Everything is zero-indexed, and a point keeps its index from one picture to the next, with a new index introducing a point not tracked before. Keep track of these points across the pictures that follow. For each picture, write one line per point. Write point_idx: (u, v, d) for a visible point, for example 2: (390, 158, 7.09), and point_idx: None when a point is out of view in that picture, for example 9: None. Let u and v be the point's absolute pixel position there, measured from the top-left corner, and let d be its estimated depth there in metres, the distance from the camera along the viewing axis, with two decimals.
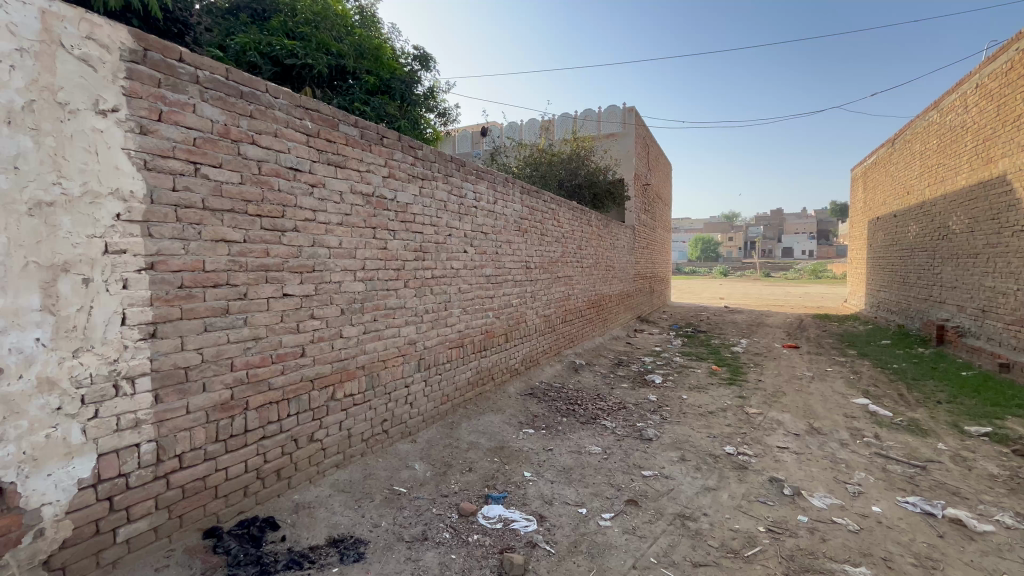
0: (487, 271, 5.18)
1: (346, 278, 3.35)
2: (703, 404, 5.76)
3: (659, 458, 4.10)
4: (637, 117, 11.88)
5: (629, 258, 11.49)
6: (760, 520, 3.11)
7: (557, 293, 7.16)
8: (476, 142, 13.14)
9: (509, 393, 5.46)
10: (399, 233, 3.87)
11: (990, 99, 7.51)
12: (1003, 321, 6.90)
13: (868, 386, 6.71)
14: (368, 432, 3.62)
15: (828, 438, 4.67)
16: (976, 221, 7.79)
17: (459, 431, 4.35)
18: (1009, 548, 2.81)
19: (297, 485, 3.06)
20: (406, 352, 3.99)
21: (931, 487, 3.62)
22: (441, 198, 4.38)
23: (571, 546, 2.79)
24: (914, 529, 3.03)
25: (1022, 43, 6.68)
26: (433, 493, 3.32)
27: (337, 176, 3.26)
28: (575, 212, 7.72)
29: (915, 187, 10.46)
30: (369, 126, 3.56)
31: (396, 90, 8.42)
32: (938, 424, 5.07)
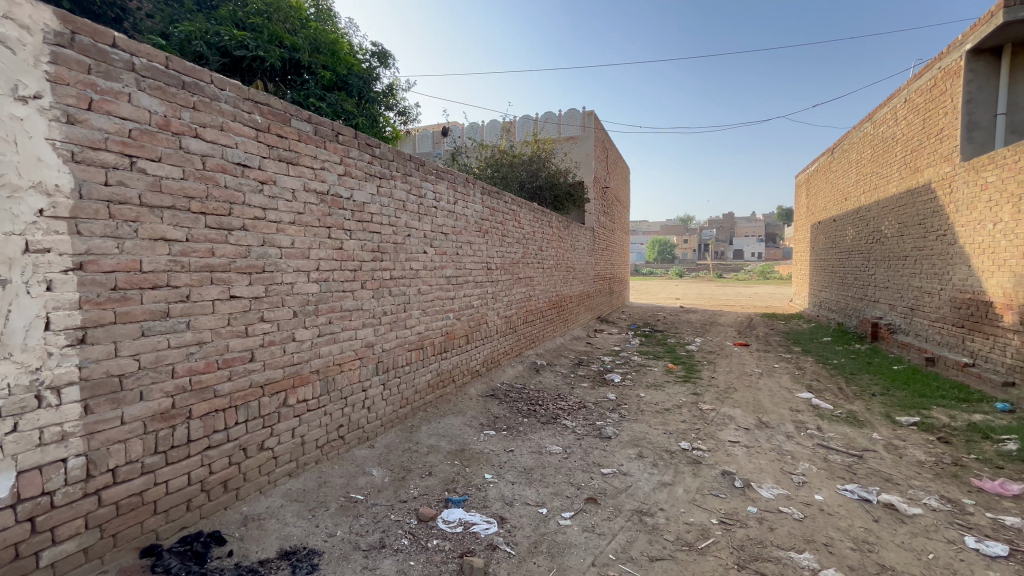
0: (447, 271, 5.12)
1: (299, 279, 3.23)
2: (659, 402, 5.91)
3: (617, 456, 4.17)
4: (597, 121, 12.11)
5: (589, 259, 11.66)
6: (712, 513, 3.22)
7: (518, 294, 7.17)
8: (437, 142, 13.04)
9: (471, 395, 5.42)
10: (356, 232, 3.76)
11: (916, 113, 8.15)
12: (929, 318, 7.46)
13: (811, 380, 7.10)
14: (323, 438, 3.49)
15: (776, 432, 4.90)
16: (905, 226, 8.39)
17: (418, 434, 4.28)
18: (934, 529, 3.04)
19: (246, 496, 2.91)
20: (363, 355, 3.88)
21: (867, 474, 3.86)
22: (400, 198, 4.30)
23: (531, 546, 2.79)
24: (853, 515, 3.21)
25: (944, 62, 7.31)
26: (391, 498, 3.25)
27: (289, 173, 3.14)
28: (536, 213, 7.76)
29: (852, 194, 11.17)
30: (323, 122, 3.44)
31: (352, 86, 8.24)
32: (874, 415, 5.42)
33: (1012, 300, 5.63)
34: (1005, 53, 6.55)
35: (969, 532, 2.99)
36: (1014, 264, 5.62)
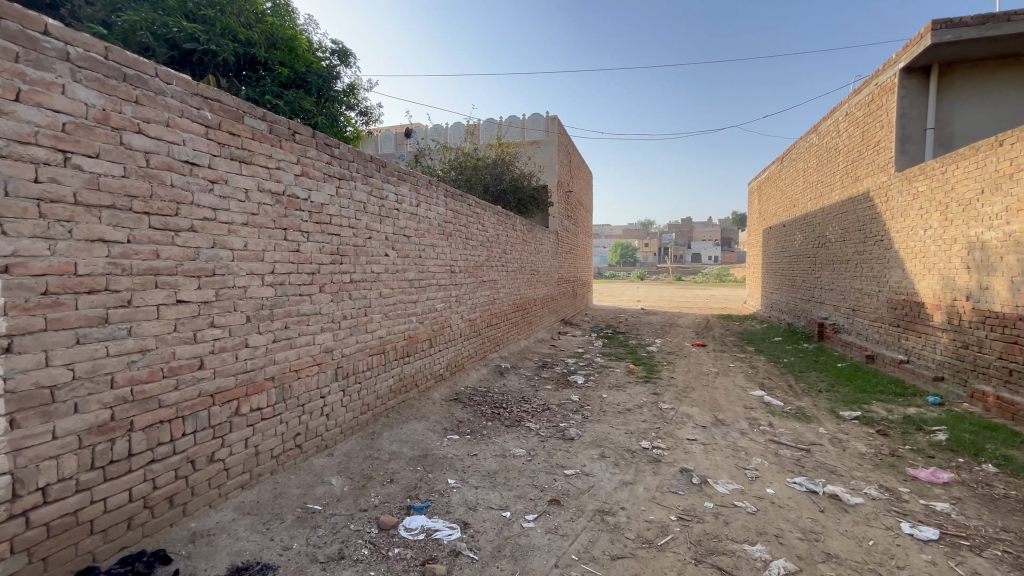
0: (410, 275, 5.05)
1: (253, 283, 3.11)
2: (621, 402, 6.03)
3: (580, 457, 4.21)
4: (560, 126, 12.25)
5: (553, 263, 11.76)
6: (671, 510, 3.30)
7: (482, 297, 7.16)
8: (400, 143, 12.89)
9: (434, 400, 5.36)
10: (314, 234, 3.66)
11: (856, 125, 8.69)
12: (869, 319, 7.94)
13: (764, 378, 7.43)
14: (279, 448, 3.36)
15: (731, 429, 5.08)
16: (847, 232, 8.92)
17: (380, 441, 4.19)
18: (874, 517, 3.23)
19: (194, 511, 2.76)
20: (322, 361, 3.77)
21: (814, 467, 4.07)
22: (360, 199, 4.21)
23: (494, 551, 2.78)
24: (801, 506, 3.37)
25: (880, 79, 7.84)
26: (351, 508, 3.16)
27: (242, 172, 3.01)
28: (499, 216, 7.77)
29: (800, 201, 11.78)
30: (279, 120, 3.33)
31: (311, 84, 8.05)
32: (821, 410, 5.72)
33: (941, 300, 6.07)
34: (932, 72, 7.09)
35: (905, 518, 3.20)
36: (942, 267, 6.07)
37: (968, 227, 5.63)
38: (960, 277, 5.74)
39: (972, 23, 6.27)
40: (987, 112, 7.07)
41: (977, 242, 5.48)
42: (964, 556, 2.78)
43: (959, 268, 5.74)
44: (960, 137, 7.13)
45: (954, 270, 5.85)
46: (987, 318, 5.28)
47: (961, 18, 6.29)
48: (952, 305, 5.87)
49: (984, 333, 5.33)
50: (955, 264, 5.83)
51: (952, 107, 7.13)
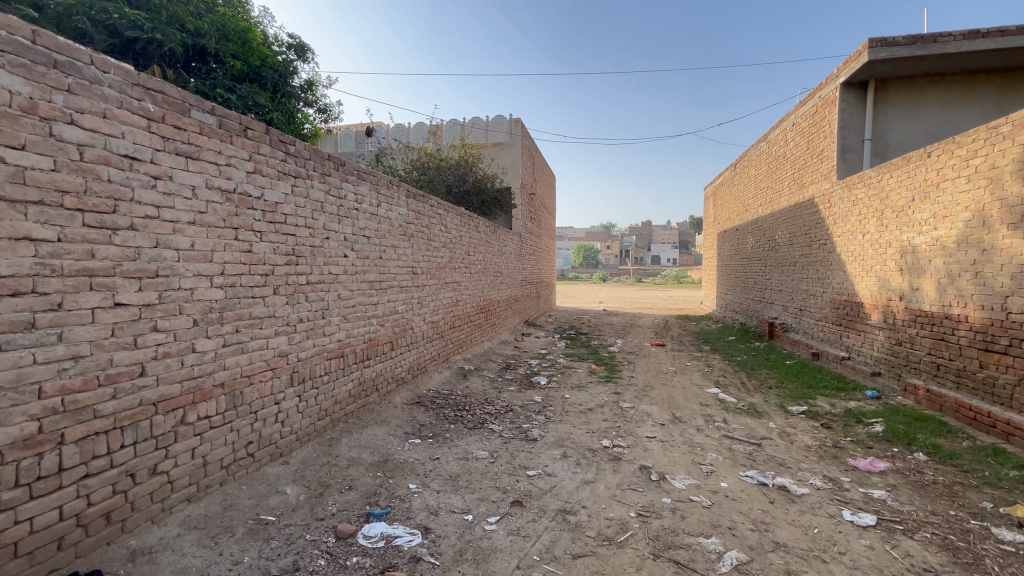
0: (370, 276, 4.94)
1: (200, 284, 2.95)
2: (583, 402, 6.11)
3: (542, 457, 4.24)
4: (523, 128, 12.31)
5: (517, 265, 11.81)
6: (631, 506, 3.37)
7: (445, 299, 7.10)
8: (361, 141, 12.64)
9: (395, 403, 5.26)
10: (267, 234, 3.51)
11: (802, 135, 9.18)
12: (815, 318, 8.38)
13: (718, 376, 7.73)
14: (229, 457, 3.21)
15: (688, 425, 5.25)
16: (794, 236, 9.41)
17: (338, 448, 4.07)
18: (819, 506, 3.41)
19: (135, 528, 2.59)
20: (276, 366, 3.63)
21: (764, 460, 4.26)
22: (317, 198, 4.08)
23: (456, 555, 2.75)
24: (752, 499, 3.52)
25: (823, 92, 8.33)
26: (306, 517, 3.05)
27: (188, 168, 2.86)
28: (462, 218, 7.73)
29: (751, 206, 12.35)
30: (229, 114, 3.19)
31: (266, 79, 7.82)
32: (771, 406, 6.00)
33: (877, 301, 6.48)
34: (869, 87, 7.58)
35: (846, 506, 3.39)
36: (878, 270, 6.49)
37: (901, 232, 6.04)
38: (894, 279, 6.16)
39: (904, 42, 6.74)
40: (920, 126, 7.56)
41: (908, 246, 5.89)
42: (898, 539, 2.97)
43: (893, 271, 6.16)
44: (895, 149, 7.62)
45: (889, 272, 6.25)
46: (918, 317, 5.67)
47: (894, 37, 6.76)
48: (888, 305, 6.28)
49: (915, 331, 5.72)
50: (890, 267, 6.24)
51: (887, 121, 7.63)
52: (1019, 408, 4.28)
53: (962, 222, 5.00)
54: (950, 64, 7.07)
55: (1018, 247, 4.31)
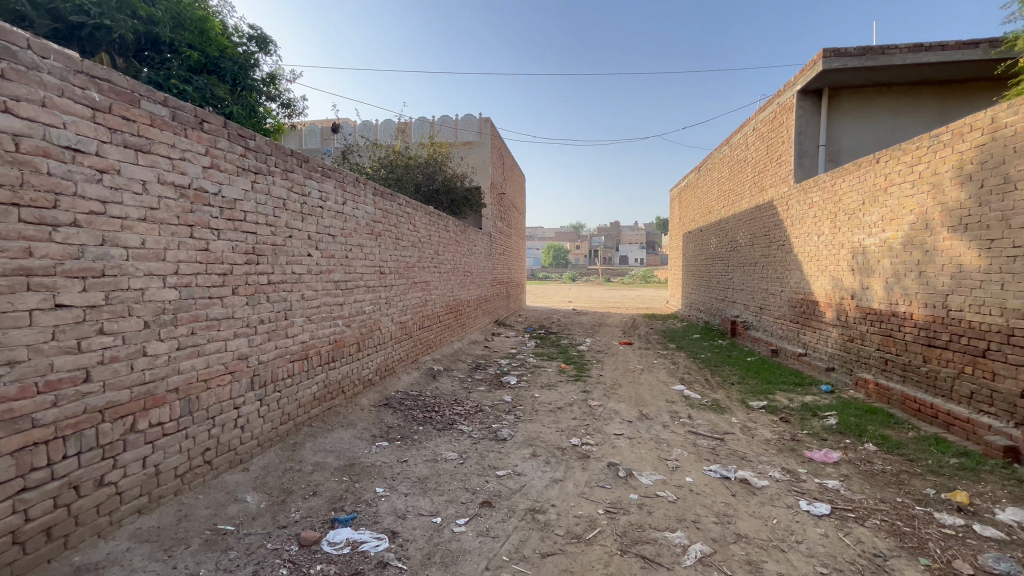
0: (335, 276, 4.82)
1: (151, 284, 2.80)
2: (553, 401, 6.15)
3: (511, 457, 4.24)
4: (493, 127, 12.29)
5: (486, 264, 11.78)
6: (599, 504, 3.40)
7: (414, 299, 7.01)
8: (326, 138, 12.36)
9: (362, 406, 5.15)
10: (225, 232, 3.37)
11: (761, 140, 9.55)
12: (774, 316, 8.72)
13: (683, 373, 7.93)
14: (184, 466, 3.06)
15: (654, 422, 5.36)
16: (754, 237, 9.75)
17: (302, 452, 3.94)
18: (777, 497, 3.54)
19: (79, 543, 2.43)
20: (235, 369, 3.49)
21: (727, 454, 4.39)
22: (279, 195, 3.95)
23: (424, 558, 2.71)
24: (716, 492, 3.62)
25: (781, 98, 8.70)
26: (267, 526, 2.95)
27: (137, 161, 2.71)
28: (431, 217, 7.65)
29: (714, 208, 12.74)
30: (183, 106, 3.05)
31: (225, 71, 7.57)
32: (733, 401, 6.20)
33: (831, 299, 6.79)
34: (824, 95, 7.94)
35: (803, 497, 3.53)
36: (832, 270, 6.79)
37: (852, 233, 6.35)
38: (846, 278, 6.46)
39: (855, 53, 7.08)
40: (870, 133, 7.95)
41: (859, 247, 6.19)
42: (850, 526, 3.11)
43: (846, 271, 6.46)
44: (847, 154, 8.00)
45: (842, 272, 6.56)
46: (868, 314, 5.97)
47: (846, 48, 7.10)
48: (840, 303, 6.58)
49: (865, 328, 6.02)
50: (843, 267, 6.54)
51: (840, 127, 8.00)
52: (958, 398, 4.56)
53: (907, 224, 5.29)
54: (897, 75, 7.47)
55: (957, 248, 4.59)
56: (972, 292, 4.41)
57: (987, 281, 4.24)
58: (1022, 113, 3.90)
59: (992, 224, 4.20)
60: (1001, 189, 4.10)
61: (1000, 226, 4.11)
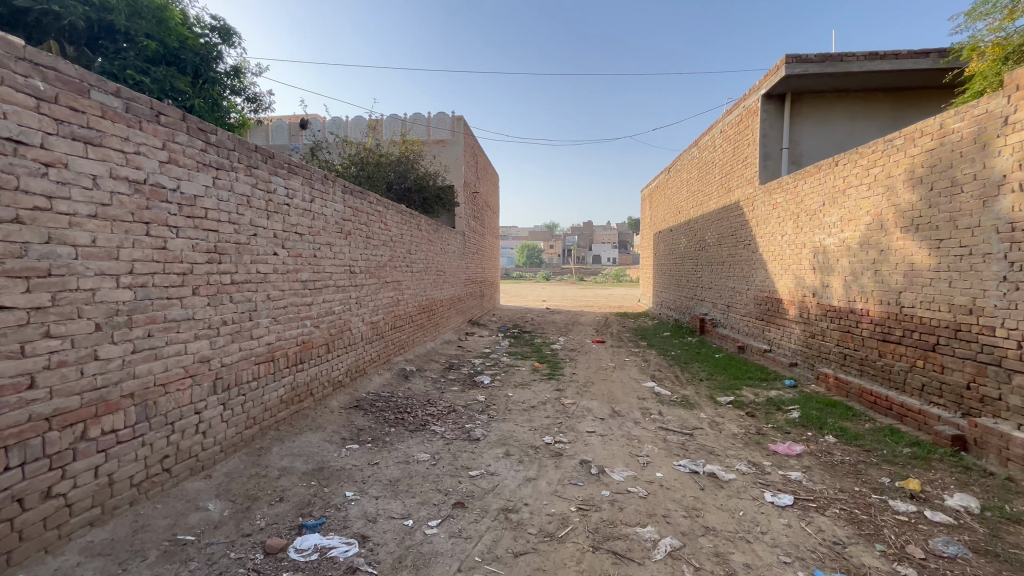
0: (303, 276, 4.70)
1: (103, 285, 2.66)
2: (526, 400, 6.16)
3: (484, 457, 4.22)
4: (466, 126, 12.22)
5: (460, 263, 11.71)
6: (571, 501, 3.42)
7: (386, 299, 6.90)
8: (294, 134, 12.05)
9: (332, 408, 5.04)
10: (185, 229, 3.24)
11: (728, 142, 9.81)
12: (740, 314, 8.96)
13: (654, 370, 8.07)
14: (141, 475, 2.92)
15: (626, 419, 5.43)
16: (722, 236, 10.01)
17: (268, 457, 3.82)
18: (743, 489, 3.64)
19: (24, 560, 2.29)
20: (196, 373, 3.35)
21: (695, 449, 4.49)
22: (243, 192, 3.82)
23: (395, 562, 2.66)
24: (685, 486, 3.69)
25: (746, 102, 8.95)
26: (231, 535, 2.84)
27: (87, 155, 2.57)
28: (403, 216, 7.55)
29: (683, 209, 13.00)
30: (138, 98, 2.91)
31: (186, 63, 7.30)
32: (702, 397, 6.35)
33: (794, 297, 7.02)
34: (787, 100, 8.21)
35: (767, 488, 3.64)
36: (795, 268, 7.04)
37: (813, 233, 6.59)
38: (808, 277, 6.70)
39: (816, 59, 7.34)
40: (830, 136, 8.27)
41: (820, 246, 6.42)
42: (811, 516, 3.23)
43: (808, 269, 6.70)
44: (808, 156, 8.30)
45: (804, 271, 6.80)
46: (828, 311, 6.21)
47: (807, 55, 7.36)
48: (803, 301, 6.82)
49: (826, 324, 6.26)
50: (805, 266, 6.78)
51: (802, 131, 8.29)
52: (910, 390, 4.79)
53: (864, 225, 5.51)
54: (854, 81, 7.78)
55: (908, 248, 4.82)
56: (922, 290, 4.64)
57: (937, 279, 4.46)
58: (968, 119, 4.12)
59: (941, 225, 4.42)
60: (949, 191, 4.32)
61: (947, 227, 4.33)
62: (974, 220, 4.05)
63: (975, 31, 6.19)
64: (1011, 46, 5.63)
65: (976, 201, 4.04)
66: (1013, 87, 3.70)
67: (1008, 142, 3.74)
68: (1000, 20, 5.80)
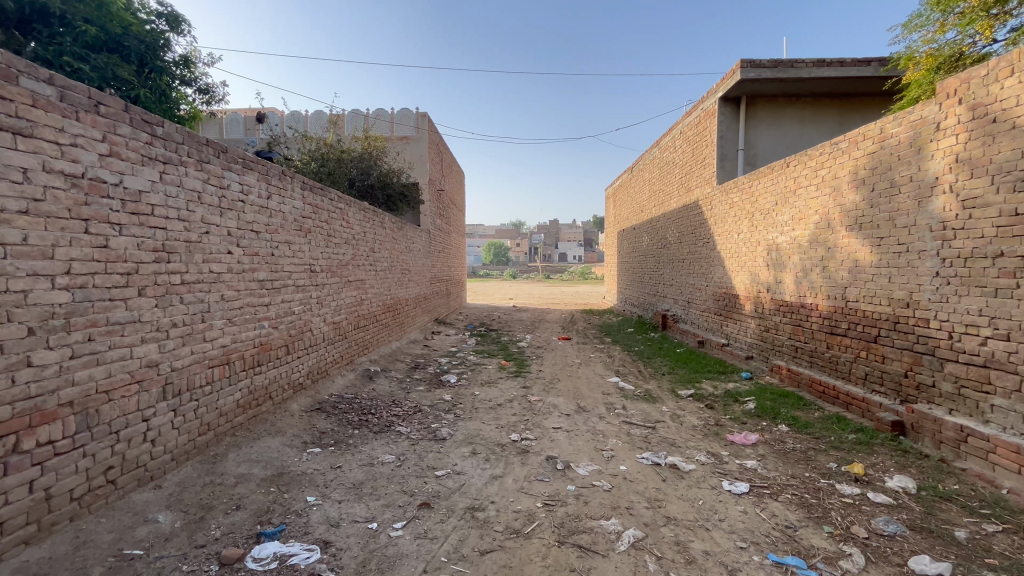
0: (260, 275, 4.53)
1: (36, 286, 2.49)
2: (493, 398, 6.16)
3: (451, 456, 4.19)
4: (430, 123, 12.07)
5: (425, 262, 11.58)
6: (537, 497, 3.45)
7: (348, 298, 6.74)
8: (250, 128, 11.60)
9: (292, 411, 4.89)
10: (129, 227, 3.06)
11: (688, 143, 10.09)
12: (700, 309, 9.25)
13: (619, 366, 8.24)
14: (82, 488, 2.74)
15: (591, 414, 5.52)
16: (682, 235, 10.31)
17: (224, 465, 3.67)
18: (703, 479, 3.77)
19: None
20: (144, 378, 3.18)
21: (658, 442, 4.61)
22: (193, 188, 3.64)
23: (359, 566, 2.61)
24: (647, 478, 3.79)
25: (704, 104, 9.24)
26: (183, 546, 2.71)
27: (16, 146, 2.39)
28: (366, 213, 7.40)
29: (646, 208, 13.29)
30: (75, 87, 2.73)
31: (130, 50, 6.89)
32: (664, 390, 6.53)
33: (750, 293, 7.31)
34: (742, 103, 8.52)
35: (725, 477, 3.78)
36: (750, 265, 7.32)
37: (767, 232, 6.88)
38: (762, 274, 6.99)
39: (768, 64, 7.66)
40: (782, 138, 8.64)
41: (773, 244, 6.70)
42: (766, 502, 3.37)
43: (762, 266, 6.98)
44: (761, 158, 8.65)
45: (758, 268, 7.09)
46: (781, 306, 6.50)
47: (761, 60, 7.66)
48: (757, 297, 7.11)
49: (779, 319, 6.55)
50: (759, 263, 7.07)
51: (756, 133, 8.63)
52: (855, 379, 5.07)
53: (813, 224, 5.79)
54: (804, 86, 8.16)
55: (853, 245, 5.10)
56: (865, 285, 4.92)
57: (878, 274, 4.75)
58: (905, 125, 4.39)
59: (881, 224, 4.70)
60: (888, 192, 4.60)
61: (887, 226, 4.61)
62: (910, 219, 4.32)
63: (911, 42, 6.60)
64: (943, 56, 6.05)
65: (912, 201, 4.31)
66: (945, 95, 3.96)
67: (940, 146, 4.01)
68: (932, 33, 6.21)
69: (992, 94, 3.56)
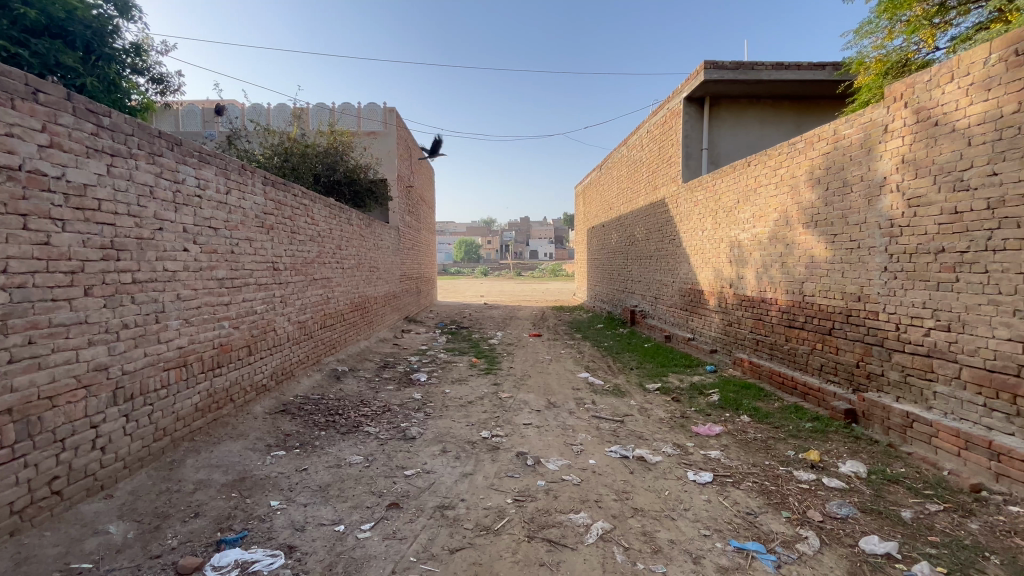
0: (219, 273, 4.36)
1: None
2: (463, 395, 6.13)
3: (421, 455, 4.15)
4: (399, 117, 11.84)
5: (394, 259, 11.40)
6: (507, 493, 3.46)
7: (314, 296, 6.58)
8: (208, 121, 11.14)
9: (255, 414, 4.73)
10: (73, 223, 2.89)
11: (654, 142, 10.28)
12: (667, 304, 9.46)
13: (588, 361, 8.35)
14: (24, 500, 2.58)
15: (561, 410, 5.57)
16: (649, 232, 10.51)
17: (181, 471, 3.52)
18: (669, 470, 3.86)
19: None
20: (92, 383, 3.01)
21: (626, 435, 4.69)
22: (145, 182, 3.47)
23: (325, 570, 2.56)
24: (616, 471, 3.85)
25: (670, 104, 9.42)
26: (136, 558, 2.59)
27: None
28: (332, 210, 7.22)
29: (615, 205, 13.46)
30: (11, 73, 2.56)
31: (76, 36, 6.53)
32: (632, 384, 6.66)
33: (714, 288, 7.52)
34: (705, 104, 8.74)
35: (690, 468, 3.88)
36: (714, 262, 7.53)
37: (729, 229, 7.09)
38: (725, 269, 7.20)
39: (730, 66, 7.87)
40: (743, 138, 8.90)
41: (735, 241, 6.92)
42: (728, 490, 3.48)
43: (725, 263, 7.20)
44: (724, 157, 8.90)
45: (722, 264, 7.30)
46: (743, 301, 6.72)
47: (723, 62, 7.87)
48: (721, 292, 7.32)
49: (741, 313, 6.76)
50: (722, 259, 7.28)
51: (719, 133, 8.86)
52: (811, 370, 5.29)
53: (772, 221, 6.01)
54: (764, 88, 8.42)
55: (809, 242, 5.32)
56: (820, 280, 5.14)
57: (832, 270, 4.97)
58: (856, 126, 4.60)
59: (835, 221, 4.92)
60: (841, 191, 4.81)
61: (840, 223, 4.82)
62: (861, 217, 4.54)
63: (862, 48, 6.90)
64: (891, 62, 6.38)
65: (863, 199, 4.52)
66: (892, 98, 4.17)
67: (888, 147, 4.22)
68: (881, 39, 6.51)
69: (934, 99, 3.78)
